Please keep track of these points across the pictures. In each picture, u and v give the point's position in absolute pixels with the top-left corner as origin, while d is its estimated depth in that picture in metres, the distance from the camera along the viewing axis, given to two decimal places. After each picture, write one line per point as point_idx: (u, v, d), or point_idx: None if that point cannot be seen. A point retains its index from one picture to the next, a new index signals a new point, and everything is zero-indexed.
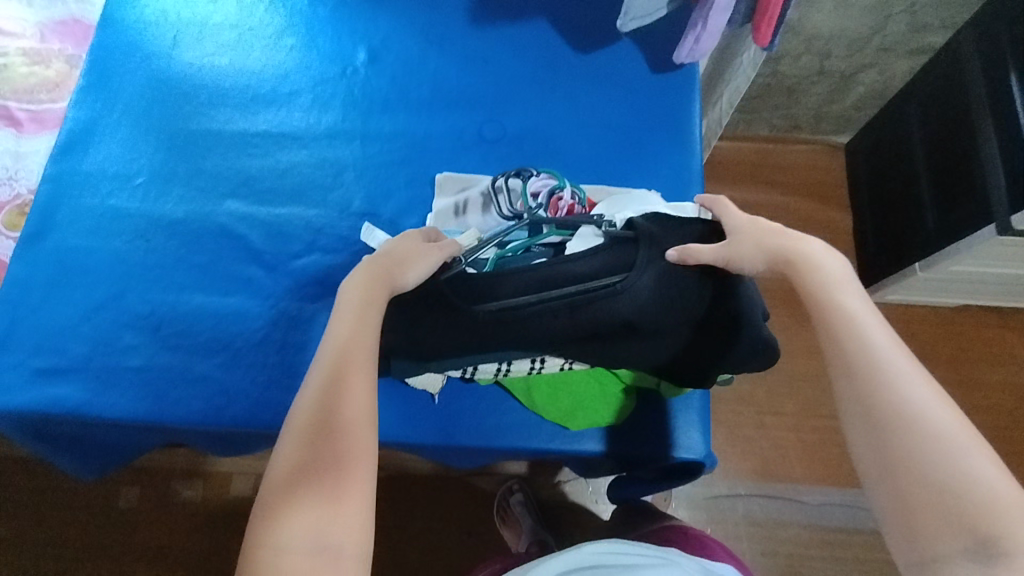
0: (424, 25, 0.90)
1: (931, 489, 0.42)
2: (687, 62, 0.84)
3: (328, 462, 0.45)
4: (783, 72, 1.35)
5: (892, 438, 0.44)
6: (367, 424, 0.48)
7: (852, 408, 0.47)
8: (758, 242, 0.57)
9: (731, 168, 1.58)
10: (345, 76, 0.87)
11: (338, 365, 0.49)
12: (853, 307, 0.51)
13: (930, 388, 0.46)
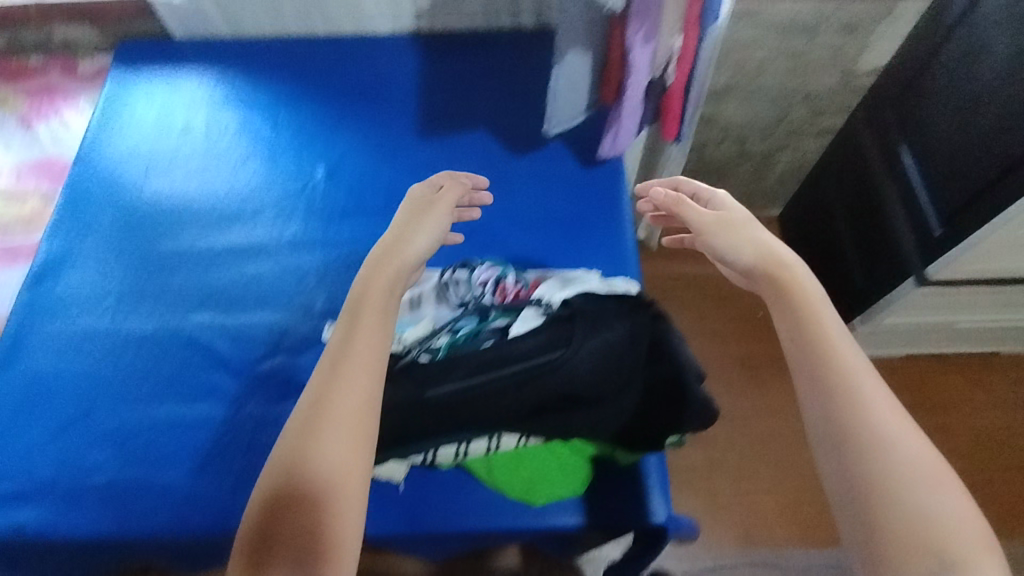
0: (378, 142, 1.00)
1: (897, 508, 0.45)
2: (611, 156, 0.94)
3: (308, 492, 0.50)
4: (708, 156, 1.50)
5: (867, 468, 0.48)
6: (342, 448, 0.52)
7: (829, 434, 0.51)
8: (753, 234, 0.67)
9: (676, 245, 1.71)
10: (304, 191, 0.95)
11: (319, 397, 0.54)
12: (840, 347, 0.55)
13: (908, 429, 0.49)
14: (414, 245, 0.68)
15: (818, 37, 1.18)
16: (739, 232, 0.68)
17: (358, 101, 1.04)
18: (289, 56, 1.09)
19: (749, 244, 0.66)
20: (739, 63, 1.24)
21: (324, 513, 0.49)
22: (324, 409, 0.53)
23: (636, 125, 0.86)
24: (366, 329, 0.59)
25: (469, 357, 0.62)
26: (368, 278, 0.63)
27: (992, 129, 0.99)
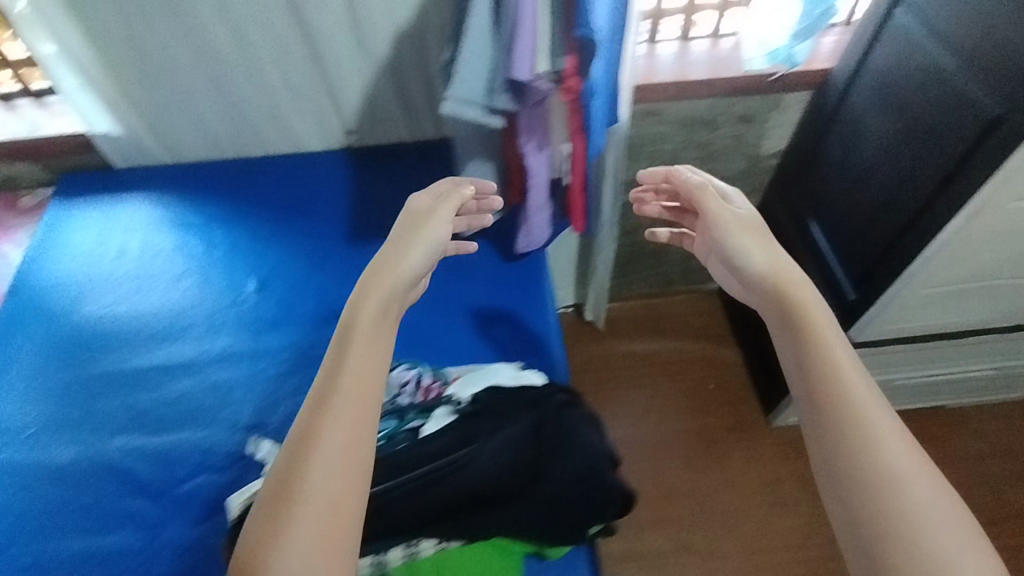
0: (307, 252, 1.04)
1: (904, 544, 0.48)
2: (529, 251, 0.99)
3: (304, 518, 0.48)
4: (641, 239, 1.58)
5: (878, 509, 0.50)
6: (336, 477, 0.51)
7: (841, 471, 0.53)
8: (768, 242, 0.70)
9: (624, 324, 1.76)
10: (234, 305, 0.98)
11: (307, 433, 0.53)
12: (851, 377, 0.57)
13: (915, 464, 0.52)
14: (410, 261, 0.67)
15: (718, 129, 1.29)
16: (749, 235, 0.71)
17: (289, 215, 1.09)
18: (222, 178, 1.15)
19: (760, 249, 0.69)
20: (651, 155, 1.34)
21: (316, 551, 0.47)
22: (314, 446, 0.52)
23: (545, 222, 0.92)
24: (353, 361, 0.57)
25: (393, 460, 0.64)
26: (358, 300, 0.62)
27: (897, 176, 1.01)
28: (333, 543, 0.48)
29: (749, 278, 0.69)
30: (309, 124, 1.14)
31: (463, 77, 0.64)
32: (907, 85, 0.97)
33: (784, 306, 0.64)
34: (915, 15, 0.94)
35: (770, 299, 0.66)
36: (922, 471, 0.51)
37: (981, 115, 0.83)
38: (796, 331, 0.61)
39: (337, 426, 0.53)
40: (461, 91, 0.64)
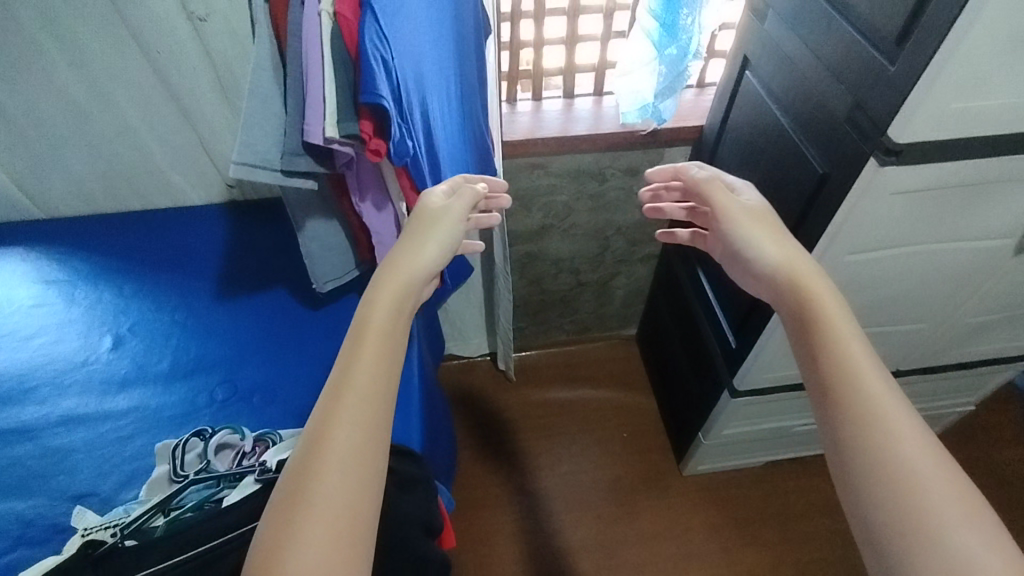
0: (171, 309, 1.01)
1: (935, 559, 0.41)
2: None
3: (308, 538, 0.41)
4: (548, 288, 1.59)
5: (898, 504, 0.44)
6: (348, 491, 0.44)
7: (858, 465, 0.47)
8: (781, 230, 0.65)
9: (540, 373, 1.75)
10: (86, 364, 0.93)
11: (314, 440, 0.46)
12: (863, 365, 0.51)
13: (940, 464, 0.45)
14: (426, 256, 0.61)
15: (607, 181, 1.32)
16: (760, 226, 0.65)
17: (159, 270, 1.07)
18: (96, 233, 1.13)
19: (771, 241, 0.63)
20: (545, 207, 1.36)
21: (317, 563, 0.40)
22: (324, 443, 0.45)
23: None
24: (369, 357, 0.51)
25: (197, 530, 0.65)
26: (373, 293, 0.56)
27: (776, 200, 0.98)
28: (341, 558, 0.41)
29: (759, 273, 0.63)
30: (189, 179, 1.14)
31: (248, 141, 0.60)
32: (760, 142, 1.01)
33: (797, 291, 0.58)
34: (757, 78, 1.00)
35: (783, 290, 0.59)
36: (949, 465, 0.45)
37: (812, 172, 0.87)
38: (805, 319, 0.56)
39: (346, 436, 0.46)
40: (251, 153, 0.61)
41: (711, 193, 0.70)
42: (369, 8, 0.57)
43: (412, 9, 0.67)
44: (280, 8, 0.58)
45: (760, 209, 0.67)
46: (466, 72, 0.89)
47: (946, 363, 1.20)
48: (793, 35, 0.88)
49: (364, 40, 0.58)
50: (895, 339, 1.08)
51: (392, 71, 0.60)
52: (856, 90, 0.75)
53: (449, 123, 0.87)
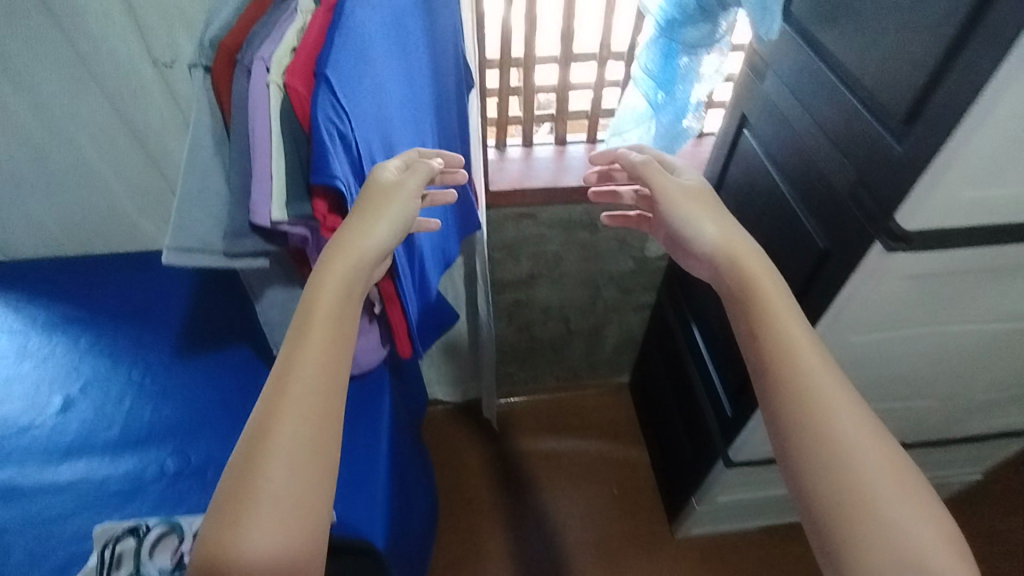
0: (128, 367, 0.95)
1: (874, 531, 0.43)
2: (366, 369, 0.89)
3: (262, 522, 0.41)
4: (537, 334, 1.53)
5: (830, 481, 0.45)
6: (296, 481, 0.43)
7: (795, 447, 0.48)
8: (719, 211, 0.64)
9: (527, 421, 1.68)
10: (30, 429, 0.87)
11: (256, 433, 0.44)
12: (802, 350, 0.51)
13: (873, 440, 0.47)
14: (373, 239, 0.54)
15: (599, 232, 1.27)
16: (700, 207, 0.64)
17: (120, 321, 1.01)
18: (57, 278, 1.07)
19: (712, 220, 0.62)
20: (534, 256, 1.30)
21: (288, 548, 0.41)
22: (274, 437, 0.44)
23: (371, 347, 0.86)
24: (316, 346, 0.48)
25: None
26: (317, 277, 0.51)
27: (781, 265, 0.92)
28: (309, 541, 0.42)
29: (699, 252, 0.62)
30: (157, 223, 1.08)
31: (183, 223, 0.56)
32: (761, 206, 0.95)
33: (736, 279, 0.57)
34: (756, 138, 0.96)
35: (723, 273, 0.59)
36: (885, 439, 0.47)
37: (814, 247, 0.81)
38: (744, 308, 0.56)
39: (298, 428, 0.44)
40: (186, 236, 0.56)
41: (651, 176, 0.68)
42: (324, 79, 0.52)
43: (381, 72, 0.62)
44: (223, 80, 0.53)
45: (697, 188, 0.67)
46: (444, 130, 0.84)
47: (956, 436, 1.13)
48: (794, 99, 0.83)
49: (316, 113, 0.52)
50: (900, 415, 1.02)
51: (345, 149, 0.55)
52: (861, 169, 0.70)
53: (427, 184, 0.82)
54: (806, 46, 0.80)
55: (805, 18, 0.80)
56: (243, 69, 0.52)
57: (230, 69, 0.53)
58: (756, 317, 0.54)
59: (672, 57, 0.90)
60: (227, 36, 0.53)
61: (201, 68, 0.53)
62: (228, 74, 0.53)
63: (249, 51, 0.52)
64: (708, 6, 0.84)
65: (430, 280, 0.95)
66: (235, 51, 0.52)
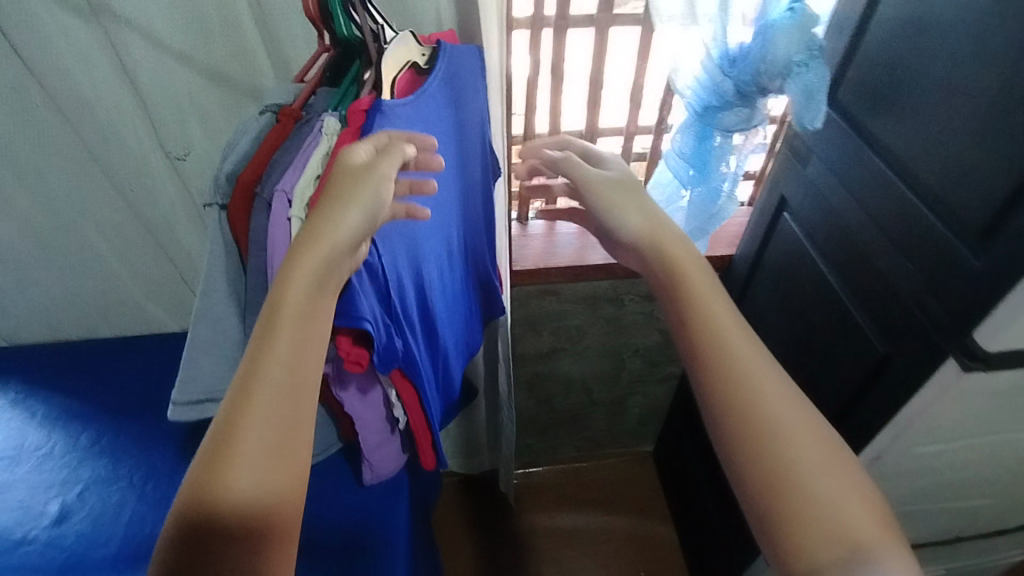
0: (130, 470, 0.88)
1: (812, 511, 0.43)
2: (384, 476, 0.83)
3: (234, 527, 0.37)
4: (558, 406, 1.46)
5: (762, 466, 0.45)
6: (268, 477, 0.38)
7: (730, 442, 0.48)
8: (637, 199, 0.63)
9: (546, 493, 1.60)
10: (21, 544, 0.78)
11: (220, 436, 0.38)
12: (733, 340, 0.51)
13: (802, 420, 0.47)
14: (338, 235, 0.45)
15: (625, 306, 1.21)
16: (624, 197, 0.63)
17: (125, 415, 0.94)
18: (59, 367, 1.01)
19: (634, 209, 0.61)
20: (556, 330, 1.25)
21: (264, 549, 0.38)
22: (238, 438, 0.38)
23: (391, 456, 0.80)
24: (286, 342, 0.42)
25: None
26: (286, 271, 0.44)
27: (834, 360, 0.85)
28: (291, 528, 0.39)
29: (623, 242, 0.61)
30: (164, 308, 1.03)
31: (192, 362, 0.52)
32: (807, 295, 0.90)
33: (667, 271, 0.57)
34: (798, 223, 0.91)
35: (649, 261, 0.59)
36: (808, 410, 0.48)
37: (873, 348, 0.76)
38: (675, 301, 0.55)
39: (263, 424, 0.39)
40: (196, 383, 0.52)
41: (574, 171, 0.67)
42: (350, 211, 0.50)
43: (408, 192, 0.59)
44: (241, 214, 0.49)
45: (619, 176, 0.66)
46: (472, 225, 0.80)
47: (1014, 530, 1.05)
48: (841, 190, 0.79)
49: None
50: (959, 510, 0.95)
51: (374, 285, 0.53)
52: (929, 277, 0.65)
53: (456, 283, 0.78)
54: (854, 136, 0.75)
55: (853, 106, 0.75)
56: (263, 203, 0.48)
57: (248, 204, 0.49)
58: (689, 312, 0.53)
59: (705, 137, 0.85)
60: (246, 167, 0.50)
61: (218, 205, 0.50)
62: (246, 208, 0.49)
63: (268, 184, 0.48)
64: (747, 91, 0.79)
65: (455, 378, 0.89)
66: (254, 184, 0.49)
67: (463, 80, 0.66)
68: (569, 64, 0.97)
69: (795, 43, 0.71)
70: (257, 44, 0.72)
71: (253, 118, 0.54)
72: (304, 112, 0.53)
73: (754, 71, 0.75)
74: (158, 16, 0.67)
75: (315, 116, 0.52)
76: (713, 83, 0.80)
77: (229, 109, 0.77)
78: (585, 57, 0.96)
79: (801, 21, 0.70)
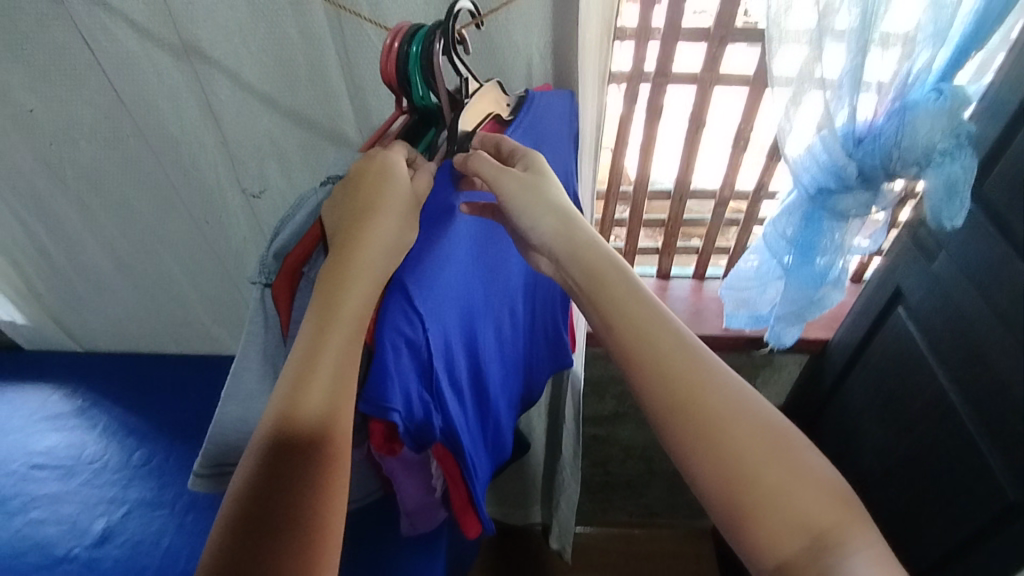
0: (175, 497, 0.87)
1: (774, 504, 0.41)
2: (426, 528, 0.74)
3: (306, 451, 0.41)
4: (613, 470, 1.37)
5: (715, 464, 0.43)
6: (333, 413, 0.42)
7: (671, 437, 0.45)
8: (548, 201, 0.50)
9: (594, 558, 1.46)
10: (64, 561, 0.79)
11: (294, 380, 0.42)
12: (660, 336, 0.47)
13: (743, 406, 0.45)
14: (380, 244, 0.45)
15: None
16: (535, 194, 0.50)
17: (179, 437, 0.95)
18: (125, 378, 1.03)
19: (547, 208, 0.50)
20: (619, 395, 1.17)
21: (335, 466, 0.42)
22: (304, 397, 0.42)
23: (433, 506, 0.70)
24: (340, 335, 0.43)
25: None
26: (336, 275, 0.44)
27: (949, 493, 0.73)
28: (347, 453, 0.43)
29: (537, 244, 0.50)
30: (229, 331, 1.04)
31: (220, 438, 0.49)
32: (918, 406, 0.78)
33: (584, 272, 0.49)
34: (915, 322, 0.79)
35: (566, 262, 0.50)
36: (748, 399, 0.45)
37: (999, 491, 0.65)
38: (591, 292, 0.49)
39: (328, 376, 0.42)
40: None
41: (488, 171, 0.48)
42: (399, 290, 0.45)
43: (464, 254, 0.52)
44: (283, 296, 0.48)
45: (534, 167, 0.51)
46: (541, 288, 0.73)
47: None
48: (976, 296, 0.67)
49: (381, 331, 0.44)
50: None
51: (418, 365, 0.46)
52: None
53: (515, 352, 0.72)
54: (1001, 238, 0.64)
55: (998, 202, 0.65)
56: (309, 283, 0.48)
57: (293, 285, 0.48)
58: (615, 317, 0.48)
59: (815, 220, 0.75)
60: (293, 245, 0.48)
61: (263, 283, 0.48)
62: (289, 288, 0.47)
63: (317, 265, 0.48)
64: (873, 175, 0.69)
65: (507, 444, 0.80)
66: (301, 265, 0.48)
67: (547, 141, 0.62)
68: (665, 121, 0.90)
69: (939, 129, 0.61)
70: (341, 90, 0.70)
71: (313, 189, 0.50)
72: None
73: (885, 157, 0.66)
74: (245, 59, 0.68)
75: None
76: (834, 164, 0.68)
77: (306, 150, 0.77)
78: (683, 114, 0.89)
79: (951, 106, 0.60)
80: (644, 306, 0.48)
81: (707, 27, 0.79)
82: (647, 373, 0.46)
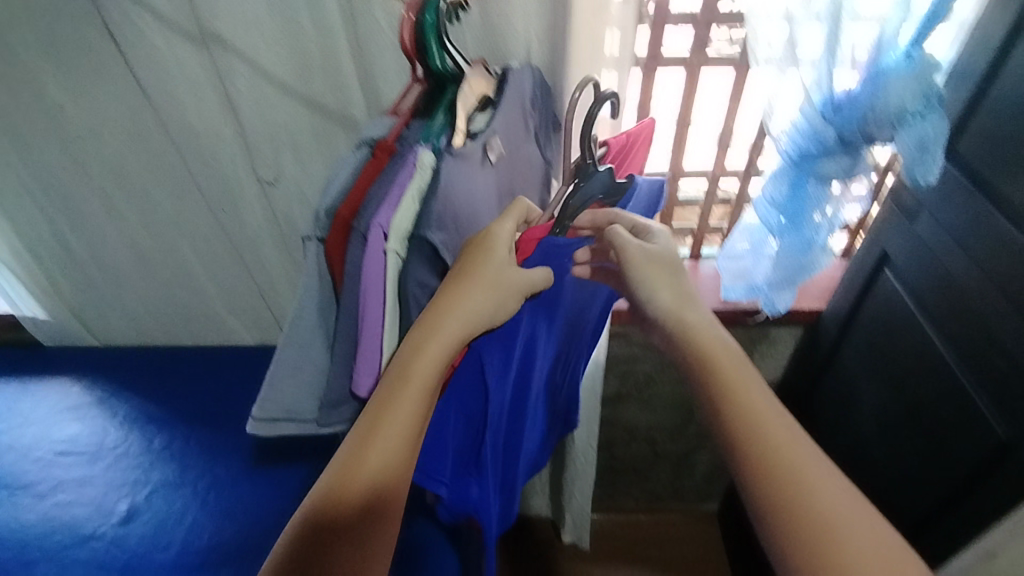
0: (196, 477, 0.90)
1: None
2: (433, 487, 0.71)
3: (352, 523, 0.44)
4: (618, 454, 1.40)
5: (805, 540, 0.43)
6: (382, 482, 0.44)
7: (763, 508, 0.46)
8: (666, 281, 0.55)
9: (601, 543, 1.49)
10: (92, 539, 0.82)
11: (359, 438, 0.45)
12: (756, 400, 0.49)
13: (836, 481, 0.46)
14: (466, 314, 0.49)
15: None
16: (656, 278, 0.55)
17: (196, 422, 0.98)
18: (141, 369, 1.06)
19: (666, 289, 0.55)
20: (624, 374, 1.21)
21: (377, 536, 0.44)
22: (365, 459, 0.44)
23: None
24: (404, 405, 0.46)
25: None
26: (418, 340, 0.48)
27: (938, 442, 0.77)
28: (391, 526, 0.45)
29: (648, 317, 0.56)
30: (244, 321, 1.08)
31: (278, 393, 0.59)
32: (908, 362, 0.82)
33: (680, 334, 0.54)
34: (901, 281, 0.83)
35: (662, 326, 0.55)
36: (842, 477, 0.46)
37: (989, 432, 0.68)
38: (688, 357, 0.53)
39: (389, 440, 0.45)
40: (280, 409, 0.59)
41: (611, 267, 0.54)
42: (474, 360, 0.52)
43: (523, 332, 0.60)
44: (337, 249, 0.52)
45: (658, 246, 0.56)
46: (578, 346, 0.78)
47: None
48: (957, 250, 0.71)
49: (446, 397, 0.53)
50: None
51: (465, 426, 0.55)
52: None
53: (539, 416, 0.78)
54: (977, 193, 0.68)
55: (972, 159, 0.69)
56: (359, 234, 0.51)
57: (345, 236, 0.51)
58: (711, 377, 0.51)
59: (800, 186, 0.78)
60: (343, 201, 0.51)
61: (316, 237, 0.53)
62: (342, 241, 0.52)
63: (365, 218, 0.50)
64: (852, 140, 0.73)
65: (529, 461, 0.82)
66: (351, 218, 0.51)
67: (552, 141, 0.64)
68: (657, 105, 0.94)
69: (910, 92, 0.65)
70: (352, 79, 0.74)
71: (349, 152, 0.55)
72: (398, 143, 0.54)
73: (861, 120, 0.70)
74: (261, 50, 0.72)
75: (408, 148, 0.53)
76: (815, 131, 0.72)
77: (318, 138, 0.81)
78: (676, 96, 0.93)
79: (920, 69, 0.65)
80: (734, 369, 0.51)
81: (694, 11, 0.83)
82: (741, 440, 0.48)
